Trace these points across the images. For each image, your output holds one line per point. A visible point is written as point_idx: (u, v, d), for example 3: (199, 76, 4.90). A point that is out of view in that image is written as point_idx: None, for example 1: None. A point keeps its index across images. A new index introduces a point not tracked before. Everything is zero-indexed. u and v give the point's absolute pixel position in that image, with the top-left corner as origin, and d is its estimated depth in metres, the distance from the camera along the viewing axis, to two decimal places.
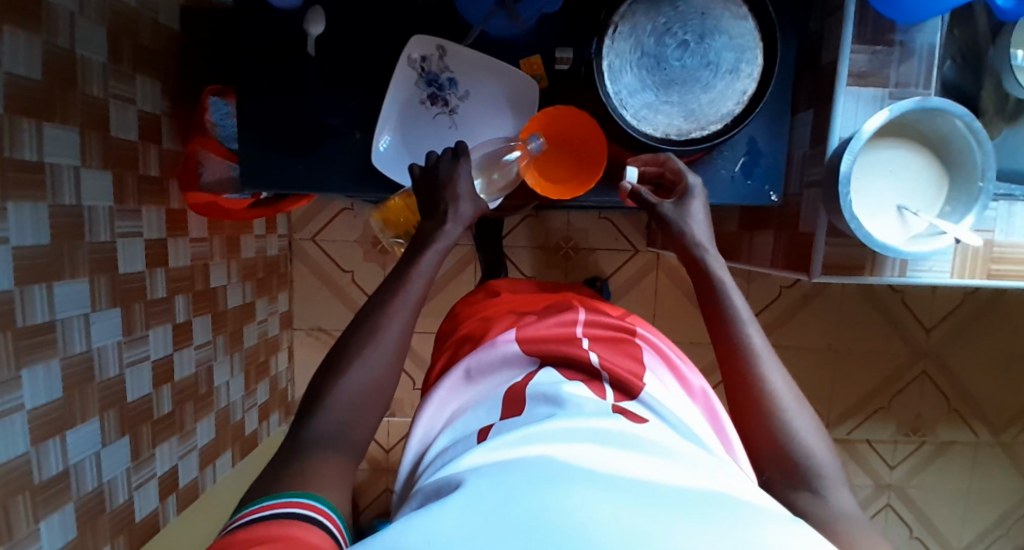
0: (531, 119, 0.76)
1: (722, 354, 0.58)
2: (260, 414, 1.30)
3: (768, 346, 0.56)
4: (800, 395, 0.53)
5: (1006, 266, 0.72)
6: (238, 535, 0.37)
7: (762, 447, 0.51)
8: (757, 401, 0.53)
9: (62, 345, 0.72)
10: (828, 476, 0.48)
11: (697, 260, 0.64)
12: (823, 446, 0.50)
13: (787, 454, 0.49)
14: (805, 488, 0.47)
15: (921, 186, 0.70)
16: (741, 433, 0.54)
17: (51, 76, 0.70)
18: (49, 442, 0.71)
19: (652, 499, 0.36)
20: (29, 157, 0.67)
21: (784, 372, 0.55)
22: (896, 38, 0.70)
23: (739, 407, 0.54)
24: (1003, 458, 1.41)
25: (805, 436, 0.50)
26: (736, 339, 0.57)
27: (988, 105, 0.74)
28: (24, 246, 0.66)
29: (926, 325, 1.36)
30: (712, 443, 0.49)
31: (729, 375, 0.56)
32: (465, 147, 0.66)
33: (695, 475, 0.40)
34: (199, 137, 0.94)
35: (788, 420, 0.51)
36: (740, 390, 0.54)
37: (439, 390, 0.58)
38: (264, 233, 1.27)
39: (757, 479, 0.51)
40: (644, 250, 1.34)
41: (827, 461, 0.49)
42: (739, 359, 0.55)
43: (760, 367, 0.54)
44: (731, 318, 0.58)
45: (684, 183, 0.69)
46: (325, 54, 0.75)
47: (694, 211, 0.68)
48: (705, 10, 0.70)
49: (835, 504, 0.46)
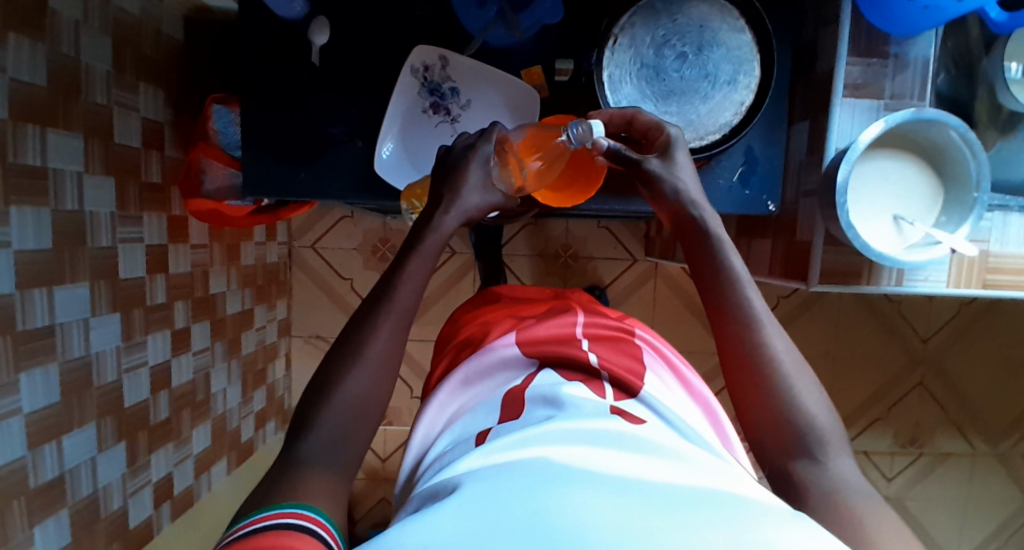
0: (568, 115, 0.76)
1: (717, 322, 0.56)
2: (256, 422, 1.29)
3: (765, 311, 0.55)
4: (799, 360, 0.52)
5: (1002, 276, 0.73)
6: (234, 547, 0.37)
7: (761, 417, 0.50)
8: (759, 370, 0.51)
9: (61, 349, 0.72)
10: (830, 443, 0.47)
11: (688, 225, 0.62)
12: (824, 413, 0.49)
13: (789, 424, 0.48)
14: (806, 457, 0.47)
15: (917, 193, 0.71)
16: (736, 402, 0.53)
17: (56, 84, 0.71)
18: (45, 446, 0.70)
19: (653, 499, 0.36)
20: (32, 163, 0.67)
21: (785, 337, 0.53)
22: (891, 49, 0.71)
23: (737, 375, 0.52)
24: (1001, 470, 1.41)
25: (807, 403, 0.49)
26: (736, 304, 0.55)
27: (982, 115, 0.75)
28: (25, 250, 0.66)
29: (922, 335, 1.37)
30: (715, 444, 0.50)
31: (727, 343, 0.54)
32: (495, 127, 0.69)
33: (694, 474, 0.40)
34: (201, 145, 0.94)
35: (789, 388, 0.50)
36: (736, 359, 0.53)
37: (439, 393, 0.58)
38: (264, 240, 1.27)
39: (755, 450, 0.50)
40: (643, 259, 1.35)
41: (828, 429, 0.48)
42: (735, 327, 0.54)
43: (759, 335, 0.53)
44: (730, 283, 0.56)
45: (666, 133, 0.66)
46: (328, 63, 0.76)
47: (679, 162, 0.65)
48: (703, 22, 0.72)
49: (836, 470, 0.46)
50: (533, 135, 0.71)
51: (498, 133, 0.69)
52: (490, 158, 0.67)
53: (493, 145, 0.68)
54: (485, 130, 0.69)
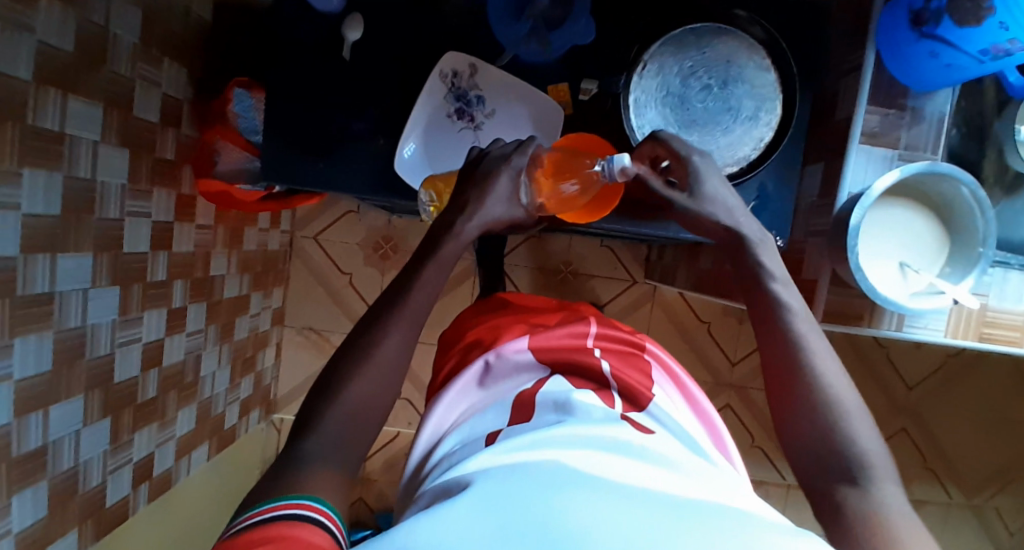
0: (591, 135, 0.76)
1: (766, 348, 0.58)
2: (240, 409, 1.27)
3: (816, 335, 0.57)
4: (848, 385, 0.54)
5: (997, 331, 0.75)
6: (237, 538, 0.37)
7: (805, 438, 0.51)
8: (805, 395, 0.53)
9: (58, 318, 0.71)
10: (874, 469, 0.48)
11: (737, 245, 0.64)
12: (872, 441, 0.50)
13: (833, 447, 0.50)
14: (849, 483, 0.47)
15: (923, 243, 0.73)
16: (779, 426, 0.54)
17: (82, 52, 0.70)
18: (32, 415, 0.69)
19: (674, 510, 0.36)
20: (51, 128, 0.66)
21: (835, 363, 0.55)
22: (909, 103, 0.74)
23: (782, 399, 0.54)
24: (974, 522, 1.43)
25: (853, 429, 0.50)
26: (784, 331, 0.56)
27: (989, 174, 0.77)
28: (34, 215, 0.65)
29: (908, 383, 1.40)
30: (716, 457, 0.51)
31: (773, 368, 0.56)
32: (531, 141, 0.70)
33: (697, 485, 0.41)
34: (219, 127, 0.96)
35: (836, 411, 0.51)
36: (784, 383, 0.54)
37: (449, 391, 0.59)
38: (267, 227, 1.27)
39: (799, 475, 0.51)
40: (642, 281, 1.37)
41: (874, 455, 0.49)
42: (784, 346, 0.56)
43: (806, 356, 0.55)
44: (780, 309, 0.58)
45: (687, 163, 0.65)
46: (357, 59, 0.77)
47: (712, 192, 0.64)
48: (730, 58, 0.75)
49: (881, 496, 0.46)
50: (564, 156, 0.71)
51: (535, 150, 0.69)
52: (521, 171, 0.67)
53: (528, 158, 0.68)
54: (522, 142, 0.70)
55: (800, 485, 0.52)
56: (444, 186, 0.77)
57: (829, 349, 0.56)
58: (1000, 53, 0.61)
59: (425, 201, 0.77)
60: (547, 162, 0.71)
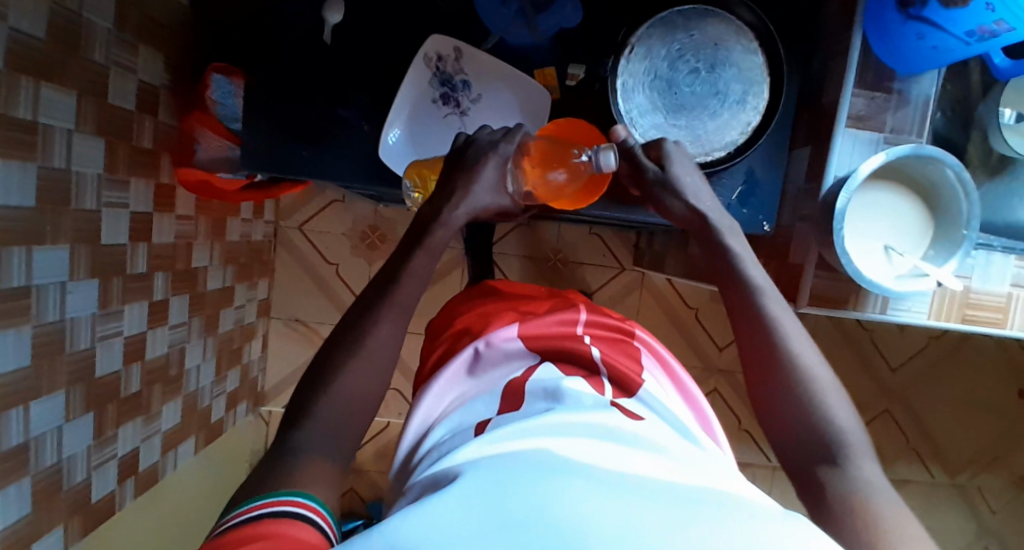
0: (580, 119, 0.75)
1: (742, 333, 0.58)
2: (228, 402, 1.26)
3: (791, 319, 0.57)
4: (824, 367, 0.54)
5: (980, 312, 0.76)
6: (226, 537, 0.36)
7: (785, 421, 0.52)
8: (782, 378, 0.53)
9: (36, 312, 0.69)
10: (853, 448, 0.48)
11: (720, 230, 0.64)
12: (849, 421, 0.50)
13: (812, 429, 0.50)
14: (828, 464, 0.48)
15: (908, 226, 0.74)
16: (759, 410, 0.54)
17: (53, 36, 0.68)
18: (12, 411, 0.67)
19: (663, 496, 0.36)
20: (23, 116, 0.64)
21: (812, 346, 0.55)
22: (895, 86, 0.74)
23: (759, 383, 0.54)
24: (956, 499, 1.46)
25: (831, 410, 0.51)
26: (760, 315, 0.57)
27: (973, 157, 0.78)
28: (8, 206, 0.63)
29: (892, 365, 1.42)
30: (705, 440, 0.51)
31: (750, 353, 0.56)
32: (518, 129, 0.68)
33: (682, 469, 0.41)
34: (197, 114, 0.95)
35: (813, 393, 0.51)
36: (761, 367, 0.55)
37: (438, 381, 0.58)
38: (251, 217, 1.24)
39: (781, 458, 0.52)
40: (631, 268, 1.37)
41: (852, 435, 0.49)
42: (760, 331, 0.56)
43: (783, 340, 0.55)
44: (755, 294, 0.58)
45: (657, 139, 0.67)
46: (339, 43, 0.75)
47: (683, 170, 0.66)
48: (718, 41, 0.74)
49: (860, 474, 0.46)
50: (552, 144, 0.68)
51: (521, 138, 0.68)
52: (509, 158, 0.67)
53: (515, 146, 0.68)
54: (509, 130, 0.68)
55: (782, 468, 0.52)
56: (429, 172, 0.76)
57: (805, 333, 0.56)
58: (986, 34, 0.62)
59: (409, 189, 0.77)
60: (535, 150, 0.68)
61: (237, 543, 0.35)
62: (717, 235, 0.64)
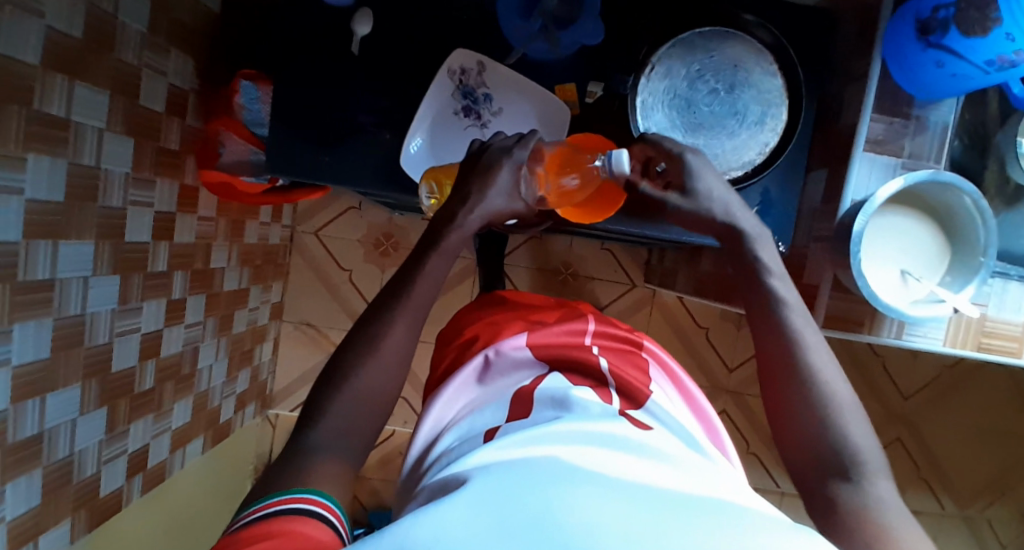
0: (592, 134, 0.77)
1: (761, 344, 0.58)
2: (236, 403, 1.27)
3: (813, 332, 0.57)
4: (843, 381, 0.54)
5: (995, 341, 0.75)
6: (241, 532, 0.37)
7: (801, 433, 0.51)
8: (797, 391, 0.53)
9: (58, 305, 0.70)
10: (866, 464, 0.48)
11: (737, 240, 0.64)
12: (864, 436, 0.50)
13: (825, 443, 0.50)
14: (842, 479, 0.48)
15: (922, 251, 0.74)
16: (773, 422, 0.54)
17: (90, 37, 0.70)
18: (28, 402, 0.68)
19: (674, 502, 0.36)
20: (57, 114, 0.66)
21: (830, 359, 0.55)
22: (914, 111, 0.74)
23: (774, 395, 0.54)
24: (967, 533, 1.44)
25: (848, 425, 0.51)
26: (780, 328, 0.57)
27: (991, 185, 0.78)
28: (37, 200, 0.65)
29: (904, 393, 1.40)
30: (712, 452, 0.51)
31: (767, 364, 0.56)
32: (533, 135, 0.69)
33: (689, 477, 0.41)
34: (223, 118, 0.97)
35: (827, 406, 0.52)
36: (778, 379, 0.55)
37: (448, 386, 0.59)
38: (268, 220, 1.26)
39: (793, 473, 0.51)
40: (641, 284, 1.37)
41: (867, 450, 0.49)
42: (778, 342, 0.56)
43: (801, 351, 0.55)
44: (773, 305, 0.58)
45: (679, 160, 0.66)
46: (366, 53, 0.77)
47: (708, 188, 0.65)
48: (738, 63, 0.76)
49: (875, 490, 0.47)
50: (567, 152, 0.71)
51: (535, 144, 0.69)
52: (523, 164, 0.67)
53: (529, 152, 0.68)
54: (523, 136, 0.69)
55: (793, 481, 0.52)
56: (444, 176, 0.77)
57: (824, 343, 0.56)
58: (1006, 63, 0.63)
59: (424, 194, 0.77)
60: (549, 158, 0.70)
61: (247, 541, 0.35)
62: (732, 250, 0.64)
